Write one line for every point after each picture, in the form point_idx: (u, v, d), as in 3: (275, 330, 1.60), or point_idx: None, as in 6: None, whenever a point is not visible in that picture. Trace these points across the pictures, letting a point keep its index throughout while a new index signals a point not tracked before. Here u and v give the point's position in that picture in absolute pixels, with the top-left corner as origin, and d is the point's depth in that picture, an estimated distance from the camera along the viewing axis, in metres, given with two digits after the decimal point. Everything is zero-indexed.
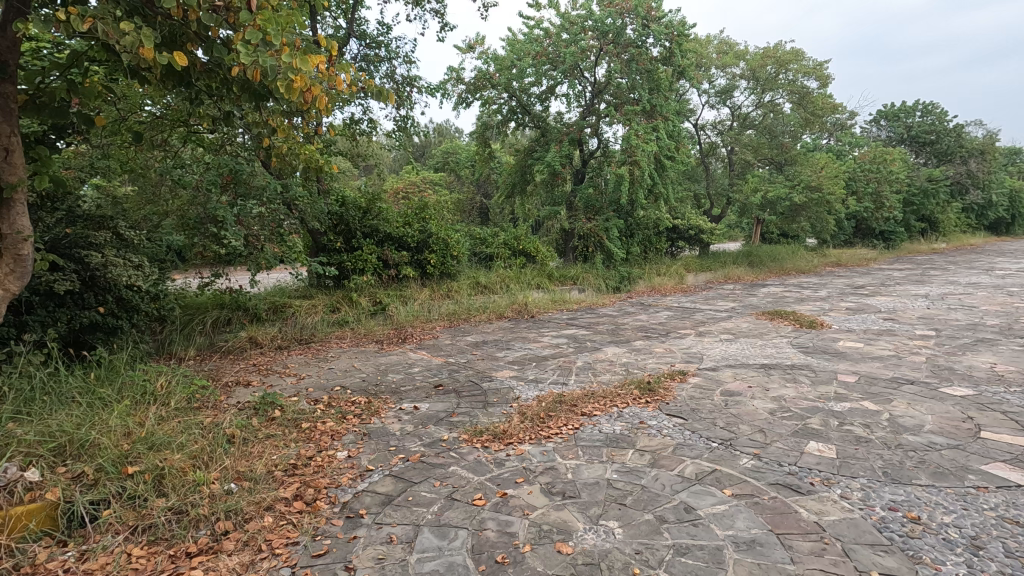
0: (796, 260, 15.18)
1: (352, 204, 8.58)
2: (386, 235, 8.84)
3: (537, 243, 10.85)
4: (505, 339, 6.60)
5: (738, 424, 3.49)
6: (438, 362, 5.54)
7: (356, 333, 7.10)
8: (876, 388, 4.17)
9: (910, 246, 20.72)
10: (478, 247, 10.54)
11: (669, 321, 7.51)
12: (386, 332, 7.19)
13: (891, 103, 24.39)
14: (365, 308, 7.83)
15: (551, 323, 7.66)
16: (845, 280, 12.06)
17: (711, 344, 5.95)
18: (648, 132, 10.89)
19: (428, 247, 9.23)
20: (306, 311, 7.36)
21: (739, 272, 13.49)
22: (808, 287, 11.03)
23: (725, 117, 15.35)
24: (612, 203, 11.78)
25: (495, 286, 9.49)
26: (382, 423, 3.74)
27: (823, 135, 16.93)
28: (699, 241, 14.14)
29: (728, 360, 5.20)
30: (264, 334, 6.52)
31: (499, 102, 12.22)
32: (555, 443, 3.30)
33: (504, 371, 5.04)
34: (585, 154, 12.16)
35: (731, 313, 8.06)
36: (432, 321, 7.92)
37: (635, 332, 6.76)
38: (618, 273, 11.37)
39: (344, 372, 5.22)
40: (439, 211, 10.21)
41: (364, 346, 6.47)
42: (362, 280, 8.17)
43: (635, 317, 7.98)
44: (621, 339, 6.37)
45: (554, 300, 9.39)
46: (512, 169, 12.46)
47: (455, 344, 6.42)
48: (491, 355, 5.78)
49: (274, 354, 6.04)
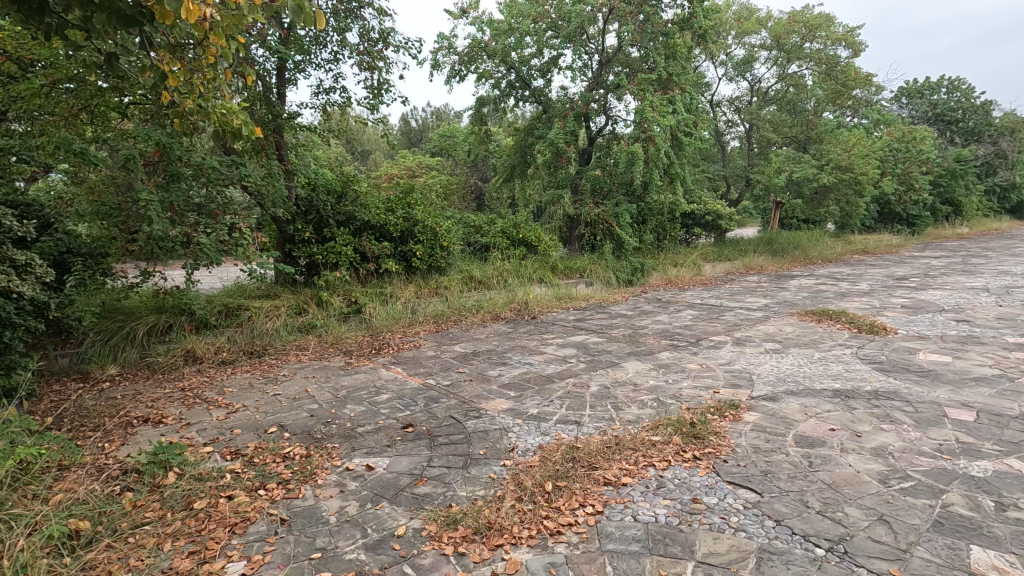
0: (820, 248, 13.96)
1: (324, 190, 7.41)
2: (365, 224, 7.67)
3: (538, 231, 9.62)
4: (501, 350, 5.42)
5: (844, 508, 2.31)
6: (415, 384, 4.37)
7: (322, 342, 5.92)
8: (1012, 434, 2.99)
9: (935, 231, 19.45)
10: (471, 236, 9.34)
11: (696, 325, 6.31)
12: (359, 339, 6.05)
13: (913, 79, 22.94)
14: (337, 309, 6.67)
15: (554, 327, 6.46)
16: (881, 271, 10.83)
17: (756, 358, 4.74)
18: (664, 104, 9.62)
19: (413, 237, 8.04)
20: (265, 315, 6.21)
21: (761, 262, 12.27)
22: (844, 280, 9.81)
23: (743, 93, 14.08)
24: (623, 186, 10.55)
25: (491, 281, 8.32)
26: (315, 498, 2.58)
27: (847, 113, 15.68)
28: (715, 227, 12.92)
29: (787, 383, 4.01)
30: (207, 344, 5.36)
31: (497, 74, 11.11)
32: (569, 546, 2.13)
33: (496, 401, 3.85)
34: (591, 132, 10.95)
35: (767, 313, 6.87)
36: (414, 324, 6.78)
37: (657, 340, 5.56)
38: (629, 265, 10.17)
39: (292, 401, 4.07)
40: (428, 196, 9.02)
41: (330, 360, 5.32)
42: (335, 276, 7.00)
43: (655, 319, 6.78)
44: (642, 350, 5.18)
45: (557, 297, 8.22)
46: (511, 149, 11.24)
47: (439, 357, 5.24)
48: (481, 374, 4.59)
49: (215, 371, 4.88)
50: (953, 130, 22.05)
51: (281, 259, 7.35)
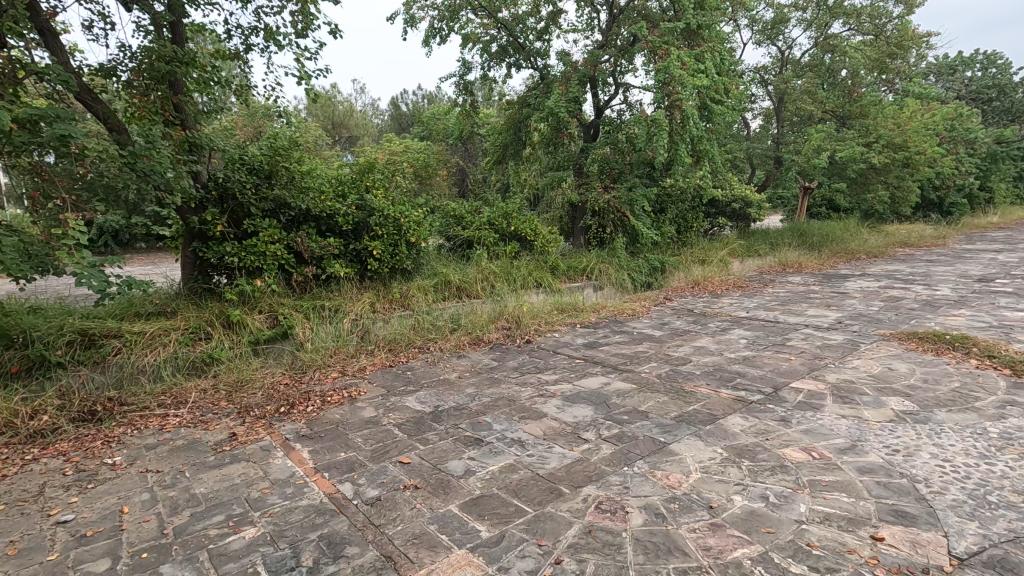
0: (859, 240, 12.10)
1: (245, 168, 5.52)
2: (302, 213, 5.80)
3: (535, 221, 7.69)
4: (477, 407, 3.54)
5: None
6: (316, 498, 2.48)
7: (216, 388, 4.01)
8: None
9: (972, 219, 17.59)
10: (450, 229, 7.46)
11: (758, 358, 4.41)
12: (271, 381, 4.13)
13: (945, 54, 21.15)
14: (252, 333, 4.77)
15: (556, 362, 4.54)
16: (948, 270, 8.94)
17: (896, 435, 2.87)
18: (694, 61, 7.66)
19: (369, 230, 6.12)
20: (143, 346, 4.31)
21: (798, 257, 10.44)
22: (912, 282, 7.92)
23: (771, 61, 12.18)
24: (639, 165, 8.63)
25: (474, 287, 6.42)
26: None
27: (887, 87, 13.79)
28: (741, 216, 11.13)
29: (1002, 513, 2.13)
30: (20, 401, 3.45)
31: (487, 36, 9.28)
32: None
33: (449, 564, 1.97)
34: (599, 102, 9.04)
35: (848, 336, 4.96)
36: (360, 353, 4.92)
37: (713, 392, 3.66)
38: (646, 264, 8.28)
39: (69, 548, 2.17)
40: (392, 179, 7.10)
41: (208, 428, 3.37)
42: (257, 286, 5.12)
43: (698, 344, 4.91)
44: (696, 414, 3.28)
45: (558, 308, 6.35)
46: (502, 126, 9.30)
47: (376, 424, 3.34)
48: (436, 470, 2.69)
49: (7, 457, 3.00)
50: (988, 110, 20.13)
51: (188, 262, 5.45)
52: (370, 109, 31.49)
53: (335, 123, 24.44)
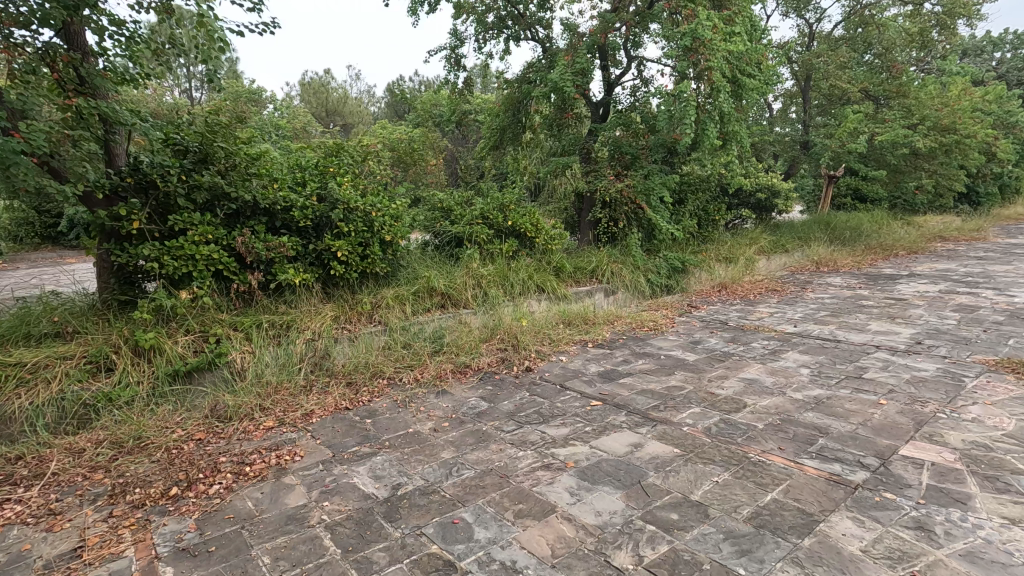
0: (893, 234, 10.95)
1: (173, 149, 4.35)
2: (248, 206, 4.65)
3: (536, 214, 6.54)
4: (454, 492, 2.42)
5: None
6: None
7: (97, 450, 2.88)
8: None
9: (1003, 210, 16.40)
10: (436, 224, 6.33)
11: (836, 401, 3.28)
12: (176, 439, 3.01)
13: (973, 34, 19.87)
14: (169, 363, 3.63)
15: (564, 405, 3.40)
16: (1010, 271, 7.77)
17: None
18: (724, 24, 6.48)
19: (333, 227, 4.99)
20: (13, 387, 3.19)
21: (830, 254, 9.30)
22: (977, 286, 6.76)
23: (799, 35, 10.97)
24: (656, 149, 7.45)
25: (462, 295, 5.30)
26: None
27: (923, 65, 12.57)
28: (766, 207, 9.98)
29: None
30: None
31: (482, 5, 8.12)
32: None
33: None
34: (610, 78, 7.87)
35: (941, 366, 3.82)
36: (311, 388, 3.81)
37: (793, 465, 2.54)
38: (665, 262, 7.13)
39: None
40: (365, 164, 5.94)
41: (53, 530, 2.26)
42: (182, 300, 3.96)
43: (749, 376, 3.78)
44: (782, 512, 2.17)
45: (564, 321, 5.25)
46: (499, 107, 8.15)
47: (301, 525, 2.23)
48: None
49: None
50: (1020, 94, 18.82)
51: (103, 268, 4.30)
52: (365, 96, 30.20)
53: (329, 109, 23.12)
